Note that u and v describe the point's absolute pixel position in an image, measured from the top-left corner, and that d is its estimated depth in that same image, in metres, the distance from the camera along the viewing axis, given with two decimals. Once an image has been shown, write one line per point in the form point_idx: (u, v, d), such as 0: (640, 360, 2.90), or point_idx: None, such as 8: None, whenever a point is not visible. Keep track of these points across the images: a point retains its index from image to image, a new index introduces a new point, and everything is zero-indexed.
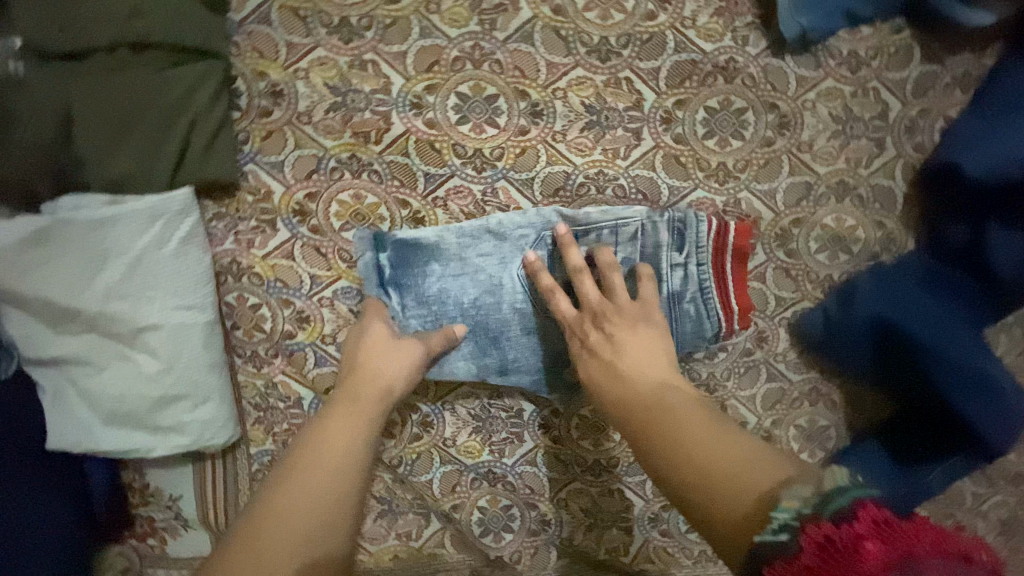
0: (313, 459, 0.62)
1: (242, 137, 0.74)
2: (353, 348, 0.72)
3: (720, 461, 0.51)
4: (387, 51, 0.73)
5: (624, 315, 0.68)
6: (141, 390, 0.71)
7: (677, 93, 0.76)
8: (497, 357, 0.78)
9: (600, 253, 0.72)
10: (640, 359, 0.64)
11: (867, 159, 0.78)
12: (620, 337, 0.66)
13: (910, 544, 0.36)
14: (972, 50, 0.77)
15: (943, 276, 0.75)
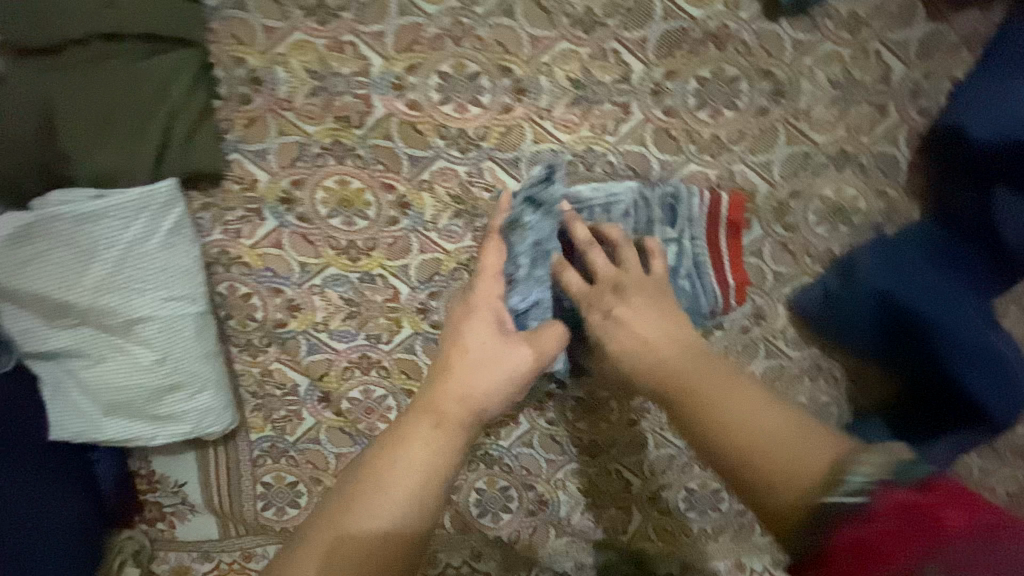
0: (386, 472, 0.54)
1: (225, 126, 0.74)
2: (442, 348, 0.63)
3: (771, 440, 0.50)
4: (365, 31, 0.71)
5: (641, 286, 0.65)
6: (139, 381, 0.72)
7: (666, 64, 0.73)
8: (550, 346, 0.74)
9: (607, 228, 0.70)
10: (650, 331, 0.61)
11: (869, 126, 0.74)
12: (638, 305, 0.63)
13: (978, 518, 0.44)
14: (980, 7, 0.73)
15: (949, 247, 0.72)
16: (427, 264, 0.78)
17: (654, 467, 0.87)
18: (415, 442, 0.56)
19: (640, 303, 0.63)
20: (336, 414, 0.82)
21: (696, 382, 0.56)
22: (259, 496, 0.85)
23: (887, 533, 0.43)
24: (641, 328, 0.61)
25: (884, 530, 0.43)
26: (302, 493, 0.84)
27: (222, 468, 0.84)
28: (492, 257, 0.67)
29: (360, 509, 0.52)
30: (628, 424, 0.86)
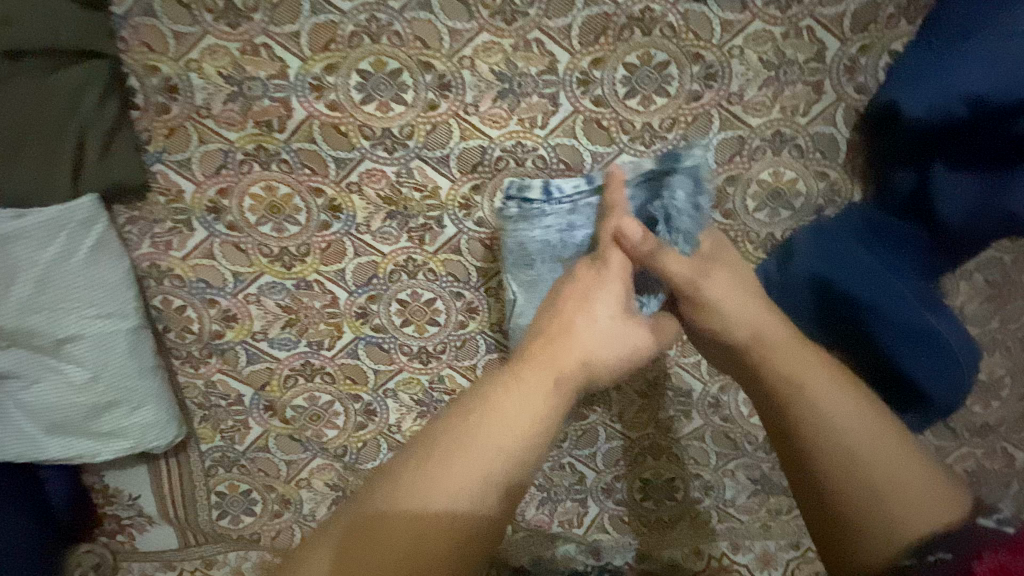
0: (476, 437, 0.47)
1: (145, 137, 0.73)
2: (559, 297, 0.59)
3: (893, 475, 0.47)
4: (279, 32, 0.69)
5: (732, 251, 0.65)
6: (75, 400, 0.72)
7: (592, 52, 0.71)
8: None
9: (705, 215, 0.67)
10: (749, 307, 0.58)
11: (805, 106, 0.72)
12: (716, 277, 0.60)
13: None
14: None
15: (886, 228, 0.71)
16: (362, 267, 0.77)
17: (607, 459, 0.87)
18: (527, 392, 0.50)
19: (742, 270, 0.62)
20: (283, 421, 0.82)
21: (804, 370, 0.53)
22: (214, 505, 0.85)
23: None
24: (737, 292, 0.59)
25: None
26: (257, 501, 0.85)
27: (174, 480, 0.84)
28: (620, 228, 0.60)
29: (435, 483, 0.44)
30: (580, 419, 0.85)
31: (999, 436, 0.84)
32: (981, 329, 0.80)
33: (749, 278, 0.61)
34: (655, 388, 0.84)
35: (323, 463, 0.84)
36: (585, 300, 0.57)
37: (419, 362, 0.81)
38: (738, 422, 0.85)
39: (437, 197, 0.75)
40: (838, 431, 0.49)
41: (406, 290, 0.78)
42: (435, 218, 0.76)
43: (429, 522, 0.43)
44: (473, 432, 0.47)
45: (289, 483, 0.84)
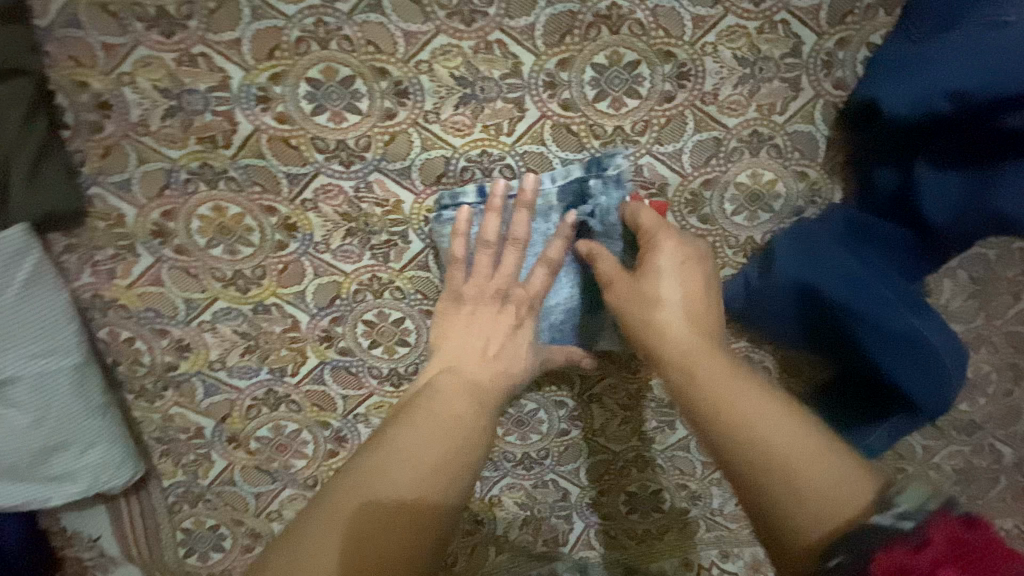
0: (429, 430, 0.50)
1: (78, 158, 0.67)
2: (485, 317, 0.64)
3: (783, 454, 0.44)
4: (218, 40, 0.64)
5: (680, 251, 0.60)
6: (17, 445, 0.67)
7: (558, 53, 0.67)
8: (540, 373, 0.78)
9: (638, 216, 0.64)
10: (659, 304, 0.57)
11: (782, 103, 0.69)
12: (640, 284, 0.59)
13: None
14: None
15: (870, 229, 0.67)
16: (324, 288, 0.73)
17: (591, 473, 0.84)
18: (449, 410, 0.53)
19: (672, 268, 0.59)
20: (248, 453, 0.78)
21: (704, 360, 0.52)
22: (180, 542, 0.81)
23: (948, 562, 0.34)
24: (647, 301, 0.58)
25: (939, 556, 0.34)
26: (226, 536, 0.81)
27: (135, 519, 0.79)
28: (555, 250, 0.65)
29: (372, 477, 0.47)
30: (561, 434, 0.82)
31: (985, 432, 0.83)
32: (966, 326, 0.78)
33: (674, 285, 0.58)
34: (637, 400, 0.81)
35: (294, 494, 0.80)
36: (498, 305, 0.65)
37: (391, 385, 0.77)
38: None
39: (401, 212, 0.70)
40: (732, 415, 0.47)
41: (373, 310, 0.74)
42: (399, 234, 0.71)
43: (411, 514, 0.45)
44: (423, 423, 0.51)
45: (259, 516, 0.80)
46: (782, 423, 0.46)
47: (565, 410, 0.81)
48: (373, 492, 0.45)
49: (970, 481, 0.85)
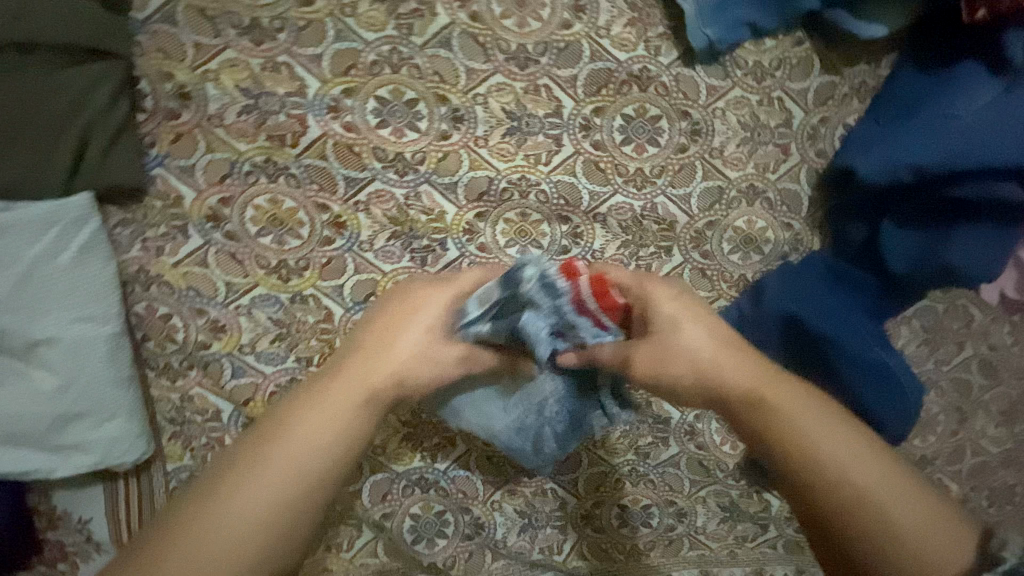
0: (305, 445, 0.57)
1: (148, 141, 0.71)
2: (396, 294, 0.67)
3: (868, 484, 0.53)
4: (302, 53, 0.72)
5: (669, 289, 0.63)
6: (38, 409, 0.67)
7: (595, 101, 0.78)
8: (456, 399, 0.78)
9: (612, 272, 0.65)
10: (697, 352, 0.60)
11: (774, 164, 0.82)
12: (661, 319, 0.61)
13: None
14: (869, 61, 0.81)
15: (844, 272, 0.79)
16: (361, 284, 0.78)
17: (589, 484, 0.89)
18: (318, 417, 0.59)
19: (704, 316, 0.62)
20: None
21: (787, 409, 0.57)
22: None
23: None
24: (684, 353, 0.60)
25: None
26: None
27: (132, 502, 0.78)
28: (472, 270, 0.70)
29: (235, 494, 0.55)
30: None
31: (935, 468, 0.94)
32: (918, 370, 0.91)
33: (697, 326, 0.61)
34: (636, 416, 0.88)
35: None
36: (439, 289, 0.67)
37: None
38: (711, 449, 0.90)
39: (443, 221, 0.78)
40: (821, 462, 0.54)
41: None
42: (439, 241, 0.78)
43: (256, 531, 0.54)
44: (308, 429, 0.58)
45: None
46: (858, 463, 0.54)
47: None
48: (228, 509, 0.54)
49: None
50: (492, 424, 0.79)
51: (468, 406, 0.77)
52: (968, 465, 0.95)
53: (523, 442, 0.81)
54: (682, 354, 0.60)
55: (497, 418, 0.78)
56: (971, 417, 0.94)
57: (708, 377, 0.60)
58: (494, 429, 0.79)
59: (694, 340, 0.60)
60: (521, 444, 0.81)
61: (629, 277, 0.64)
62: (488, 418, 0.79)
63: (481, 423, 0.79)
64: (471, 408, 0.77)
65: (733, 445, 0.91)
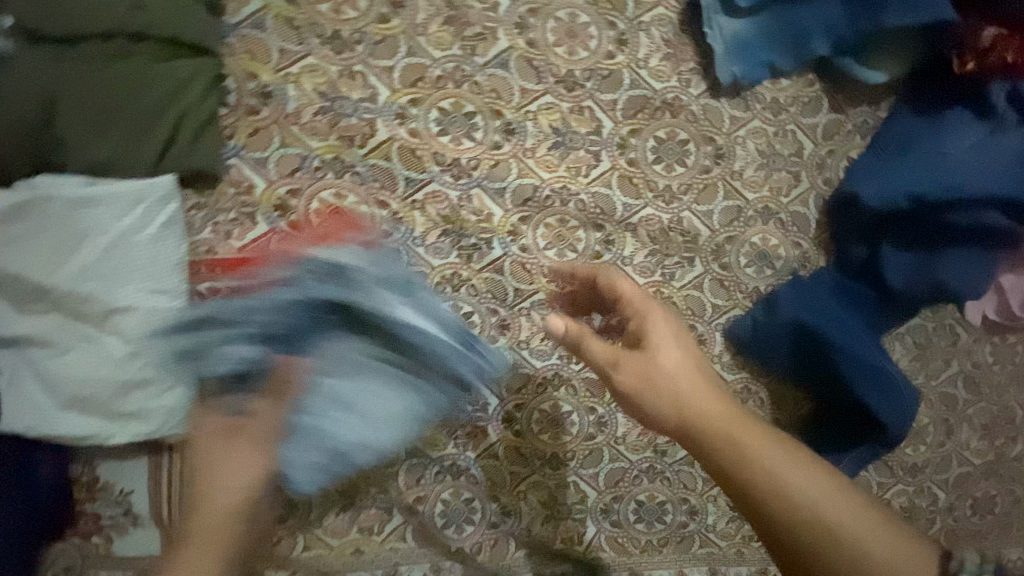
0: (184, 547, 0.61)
1: (228, 132, 0.78)
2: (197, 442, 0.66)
3: (834, 517, 0.52)
4: (376, 64, 0.80)
5: (664, 312, 0.65)
6: (107, 374, 0.70)
7: (631, 123, 0.87)
8: (335, 468, 0.74)
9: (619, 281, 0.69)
10: (676, 375, 0.61)
11: (787, 189, 0.92)
12: (648, 343, 0.63)
13: None
14: (869, 104, 0.92)
15: (849, 287, 0.89)
16: None
17: (608, 478, 0.94)
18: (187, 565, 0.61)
19: (688, 343, 0.64)
20: None
21: (752, 445, 0.57)
22: None
23: None
24: (665, 372, 0.61)
25: None
26: None
27: (173, 476, 0.79)
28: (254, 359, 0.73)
29: None
30: (588, 438, 0.93)
31: (925, 476, 1.01)
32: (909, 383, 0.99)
33: (677, 349, 0.62)
34: None
35: None
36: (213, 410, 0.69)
37: None
38: None
39: (491, 222, 0.85)
40: (789, 493, 0.54)
41: (448, 302, 0.84)
42: (485, 240, 0.85)
43: None
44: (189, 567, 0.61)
45: None
46: (827, 500, 0.53)
47: (594, 415, 0.93)
48: None
49: (914, 520, 1.01)
50: (392, 431, 0.77)
51: (356, 442, 0.74)
52: (954, 475, 1.02)
53: (435, 392, 0.79)
54: (666, 378, 0.61)
55: (396, 414, 0.76)
56: (957, 430, 1.02)
57: (684, 406, 0.60)
58: (401, 426, 0.77)
59: (677, 360, 0.62)
60: (436, 396, 0.79)
61: (636, 293, 0.67)
62: (385, 431, 0.76)
63: (385, 437, 0.76)
64: (358, 450, 0.75)
65: None
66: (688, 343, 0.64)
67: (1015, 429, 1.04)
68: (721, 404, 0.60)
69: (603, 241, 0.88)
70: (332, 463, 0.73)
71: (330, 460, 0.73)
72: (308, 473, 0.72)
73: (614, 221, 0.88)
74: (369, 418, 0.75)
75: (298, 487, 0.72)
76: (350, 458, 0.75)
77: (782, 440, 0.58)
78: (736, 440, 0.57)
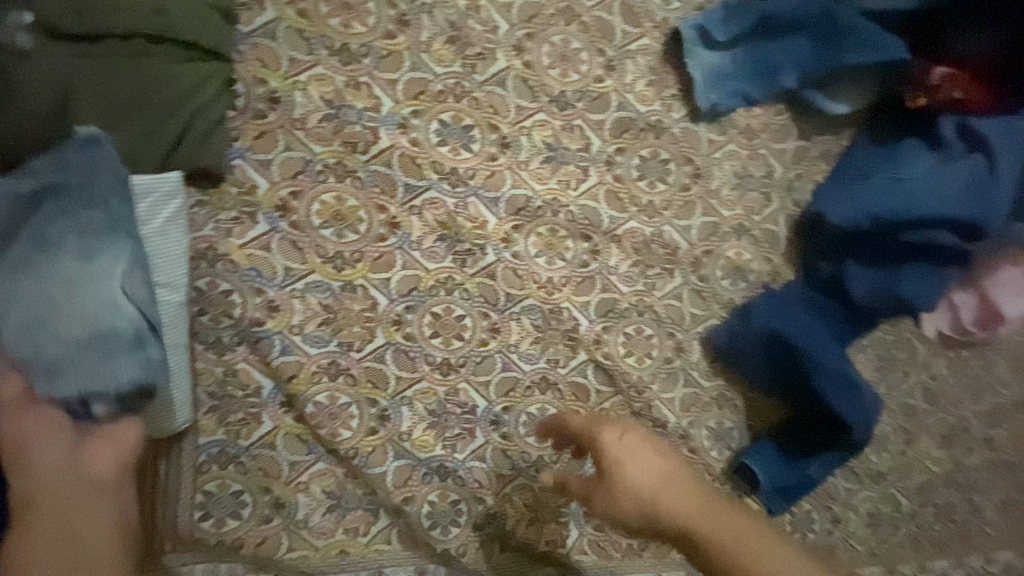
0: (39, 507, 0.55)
1: (234, 134, 0.81)
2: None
3: None
4: (381, 77, 0.86)
5: (612, 425, 0.71)
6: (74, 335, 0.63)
7: (618, 142, 0.94)
8: (133, 340, 0.65)
9: (569, 419, 0.78)
10: (640, 485, 0.66)
11: (758, 208, 0.99)
12: (609, 460, 0.68)
13: None
14: (833, 133, 1.02)
15: (817, 300, 0.95)
16: (406, 279, 0.86)
17: None
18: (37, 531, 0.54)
19: (646, 449, 0.68)
20: (297, 419, 0.82)
21: (718, 538, 0.61)
22: (197, 506, 0.78)
23: None
24: (631, 490, 0.66)
25: None
26: (247, 503, 0.79)
27: (156, 475, 0.77)
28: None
29: None
30: None
31: (889, 483, 1.07)
32: None
33: (637, 460, 0.67)
34: (637, 418, 0.92)
35: (325, 468, 0.83)
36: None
37: (440, 373, 0.87)
38: (703, 454, 0.95)
39: (485, 229, 0.89)
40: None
41: (441, 304, 0.87)
42: (479, 246, 0.89)
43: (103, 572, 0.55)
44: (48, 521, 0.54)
45: (287, 485, 0.81)
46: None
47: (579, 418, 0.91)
48: None
49: (881, 527, 1.05)
50: (121, 276, 0.66)
51: (105, 324, 0.64)
52: (916, 482, 1.08)
53: (93, 212, 0.67)
54: (628, 492, 0.66)
55: (104, 266, 0.65)
56: (916, 439, 1.08)
57: (654, 514, 0.65)
58: (127, 261, 0.66)
59: (636, 474, 0.66)
60: (99, 216, 0.67)
61: (585, 421, 0.75)
62: (117, 278, 0.65)
63: (122, 283, 0.65)
64: (120, 313, 0.65)
65: (720, 452, 0.96)
66: (648, 448, 0.68)
67: (971, 439, 1.11)
68: (675, 491, 0.65)
69: (590, 251, 0.93)
70: (120, 343, 0.64)
71: (116, 345, 0.64)
72: (108, 372, 0.64)
73: (600, 231, 0.93)
74: (91, 287, 0.64)
75: (122, 383, 0.64)
76: (125, 324, 0.65)
77: (743, 520, 0.62)
78: (700, 537, 0.62)
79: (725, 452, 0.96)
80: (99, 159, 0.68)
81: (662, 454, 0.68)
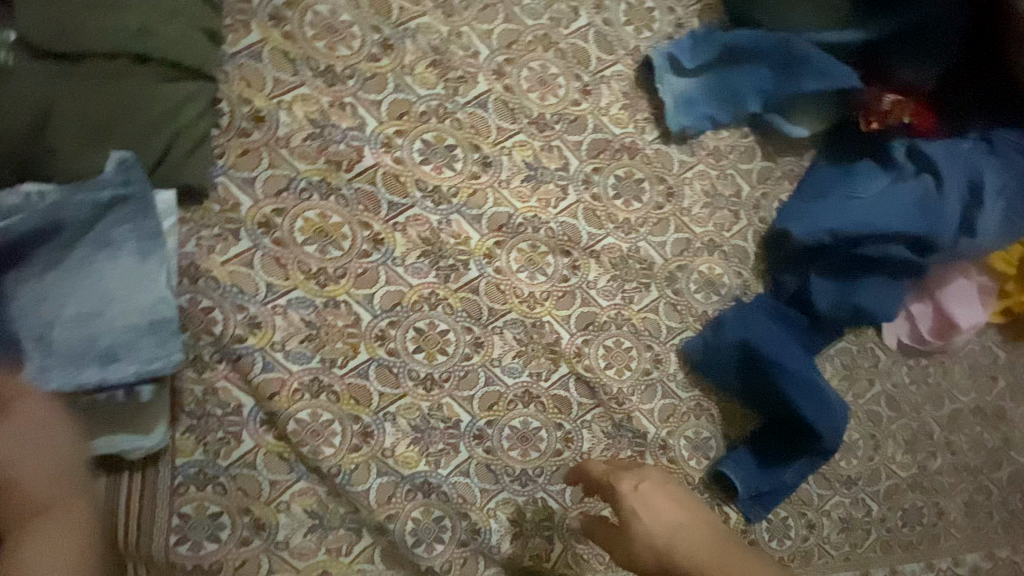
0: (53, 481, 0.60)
1: (218, 152, 0.82)
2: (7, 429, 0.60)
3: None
4: (365, 98, 0.88)
5: (631, 474, 0.78)
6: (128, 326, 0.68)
7: (594, 162, 0.98)
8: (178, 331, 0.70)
9: (591, 465, 0.82)
10: (657, 530, 0.72)
11: (729, 225, 1.04)
12: (627, 507, 0.75)
13: None
14: (795, 154, 1.08)
15: (784, 311, 1.00)
16: (389, 295, 0.87)
17: (575, 494, 0.92)
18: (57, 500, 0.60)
19: (664, 500, 0.74)
20: (278, 437, 0.81)
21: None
22: (173, 529, 0.76)
23: None
24: (650, 539, 0.72)
25: None
26: (226, 525, 0.78)
27: (133, 499, 0.75)
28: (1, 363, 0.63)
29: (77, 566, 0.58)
30: (555, 455, 0.92)
31: (859, 488, 1.11)
32: None
33: (653, 508, 0.74)
34: (618, 429, 0.94)
35: (306, 486, 0.82)
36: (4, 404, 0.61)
37: (424, 388, 0.88)
38: (681, 464, 0.97)
39: (467, 246, 0.91)
40: None
41: (425, 319, 0.88)
42: (463, 262, 0.90)
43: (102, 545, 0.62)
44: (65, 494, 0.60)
45: (268, 505, 0.80)
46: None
47: (562, 431, 0.93)
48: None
49: (853, 532, 1.09)
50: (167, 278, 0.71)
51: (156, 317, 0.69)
52: (884, 487, 1.12)
53: (143, 220, 0.71)
54: (645, 541, 0.72)
55: (152, 267, 0.70)
56: (883, 444, 1.13)
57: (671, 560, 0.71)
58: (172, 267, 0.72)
59: (653, 522, 0.73)
60: (150, 224, 0.71)
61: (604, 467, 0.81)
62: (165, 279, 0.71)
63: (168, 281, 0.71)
64: (166, 307, 0.70)
65: (699, 461, 0.98)
66: (666, 500, 0.75)
67: (933, 444, 1.16)
68: (688, 537, 0.72)
69: (569, 266, 0.95)
70: (168, 331, 0.69)
71: (165, 333, 0.69)
72: (162, 353, 0.68)
73: (579, 247, 0.96)
74: (141, 287, 0.69)
75: (174, 363, 0.69)
76: (171, 316, 0.70)
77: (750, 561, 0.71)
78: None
79: (703, 461, 0.98)
80: (146, 181, 0.71)
81: (679, 505, 0.74)
